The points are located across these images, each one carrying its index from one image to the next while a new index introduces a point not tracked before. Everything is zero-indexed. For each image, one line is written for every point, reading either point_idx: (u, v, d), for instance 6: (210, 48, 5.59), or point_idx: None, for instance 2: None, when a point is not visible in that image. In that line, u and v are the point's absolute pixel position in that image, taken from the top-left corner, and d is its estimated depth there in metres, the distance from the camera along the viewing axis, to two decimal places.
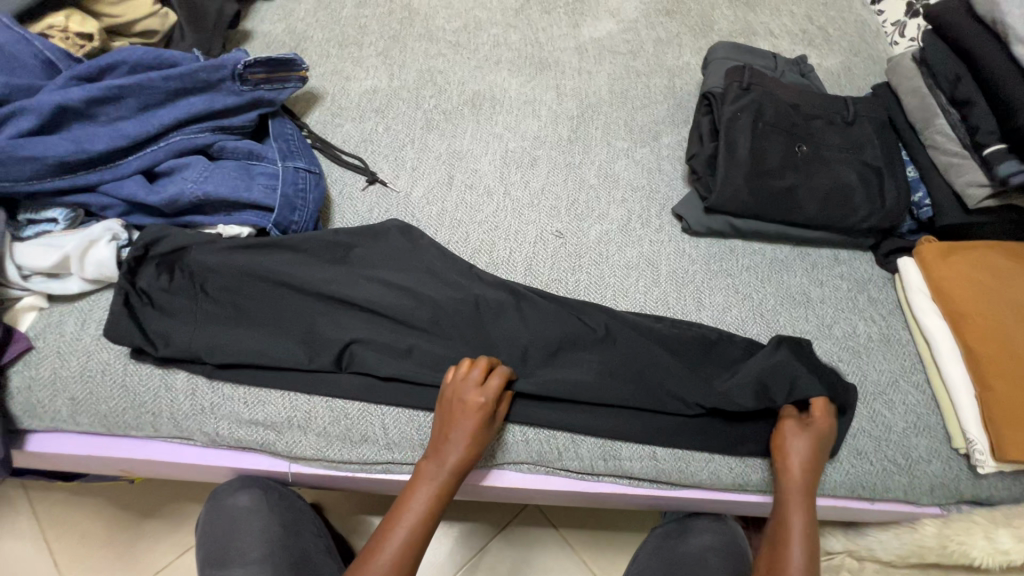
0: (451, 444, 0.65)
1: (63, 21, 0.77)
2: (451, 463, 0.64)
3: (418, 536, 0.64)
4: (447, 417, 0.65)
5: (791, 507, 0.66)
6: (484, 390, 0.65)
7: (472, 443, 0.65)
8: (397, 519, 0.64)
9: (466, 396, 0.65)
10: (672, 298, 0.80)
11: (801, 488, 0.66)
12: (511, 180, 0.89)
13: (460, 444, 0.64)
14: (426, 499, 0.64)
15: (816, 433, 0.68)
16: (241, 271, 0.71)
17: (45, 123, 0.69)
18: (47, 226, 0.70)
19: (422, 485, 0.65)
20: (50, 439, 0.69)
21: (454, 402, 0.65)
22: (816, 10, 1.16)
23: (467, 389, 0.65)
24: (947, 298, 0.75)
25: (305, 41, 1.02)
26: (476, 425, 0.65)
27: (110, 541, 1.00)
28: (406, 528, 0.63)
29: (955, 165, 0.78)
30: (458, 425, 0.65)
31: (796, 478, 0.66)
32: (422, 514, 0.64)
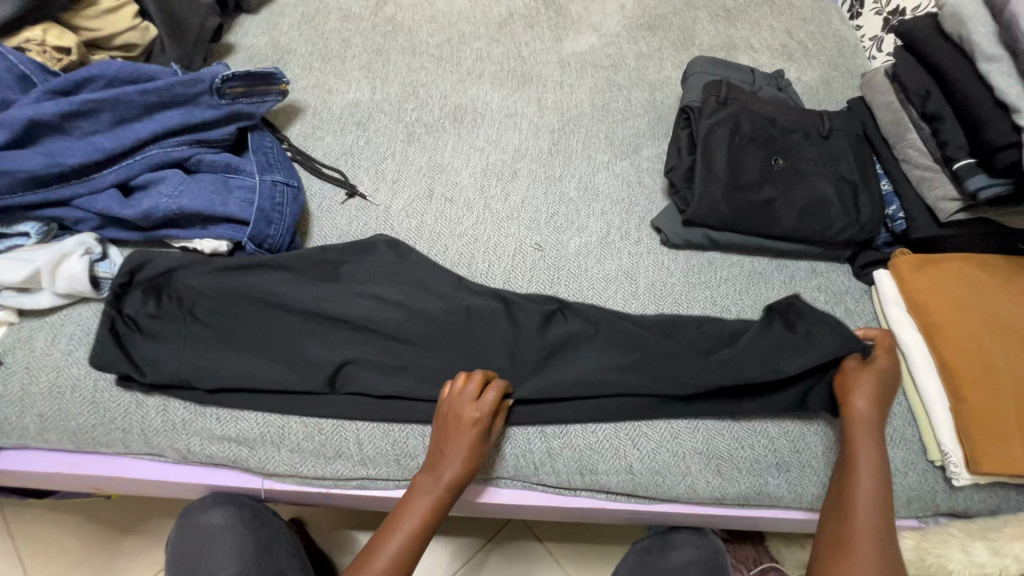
0: (446, 459, 0.64)
1: (40, 35, 0.76)
2: (446, 478, 0.64)
3: (410, 550, 0.63)
4: (443, 432, 0.65)
5: (862, 441, 0.66)
6: (483, 402, 0.65)
7: (466, 458, 0.64)
8: (390, 532, 0.63)
9: (465, 409, 0.65)
10: (651, 311, 0.80)
11: (870, 423, 0.67)
12: (491, 193, 0.89)
13: (456, 460, 0.64)
14: (423, 510, 0.64)
15: (878, 371, 0.70)
16: (226, 291, 0.70)
17: (19, 137, 0.69)
18: (18, 240, 0.70)
19: (420, 497, 0.64)
20: (17, 457, 0.68)
21: (449, 415, 0.65)
22: (795, 26, 1.18)
23: (467, 402, 0.65)
24: (921, 310, 0.76)
25: (288, 55, 1.03)
26: (472, 441, 0.64)
27: (85, 558, 0.98)
28: (397, 541, 0.63)
29: (927, 179, 0.79)
30: (454, 440, 0.64)
31: (865, 414, 0.67)
32: (415, 527, 0.63)
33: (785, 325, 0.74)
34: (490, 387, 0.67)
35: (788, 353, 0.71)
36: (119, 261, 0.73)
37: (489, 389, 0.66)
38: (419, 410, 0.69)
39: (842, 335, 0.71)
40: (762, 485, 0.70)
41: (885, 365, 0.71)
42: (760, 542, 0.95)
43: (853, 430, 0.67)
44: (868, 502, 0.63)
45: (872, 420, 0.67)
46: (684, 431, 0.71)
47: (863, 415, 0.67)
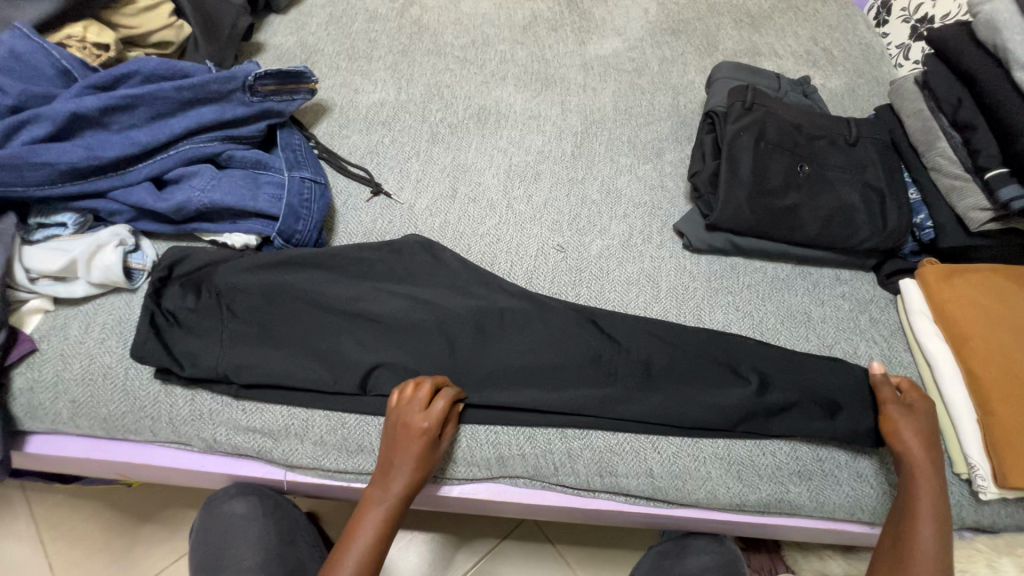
0: (396, 469, 0.64)
1: (81, 32, 0.78)
2: (397, 487, 0.64)
3: (369, 561, 0.63)
4: (392, 441, 0.65)
5: (920, 479, 0.65)
6: (432, 411, 0.64)
7: (418, 465, 0.64)
8: (347, 545, 0.63)
9: (413, 420, 0.64)
10: (672, 314, 0.80)
11: (927, 460, 0.66)
12: (514, 194, 0.90)
13: (407, 468, 0.64)
14: (378, 520, 0.64)
15: (924, 415, 0.69)
16: (264, 287, 0.72)
17: (59, 130, 0.70)
18: (56, 230, 0.72)
19: (374, 508, 0.64)
20: (49, 442, 0.70)
21: (398, 427, 0.64)
22: (820, 32, 1.17)
23: (413, 410, 0.64)
24: (948, 320, 0.75)
25: (316, 54, 1.04)
26: (421, 450, 0.64)
27: (105, 545, 1.00)
28: (356, 555, 0.63)
29: (957, 188, 0.78)
30: (404, 449, 0.64)
31: (918, 452, 0.66)
32: (373, 536, 0.64)
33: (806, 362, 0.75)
34: (439, 394, 0.66)
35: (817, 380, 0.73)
36: (151, 253, 0.75)
37: (439, 396, 0.66)
38: None
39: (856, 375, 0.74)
40: (784, 493, 0.70)
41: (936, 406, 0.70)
42: (776, 550, 0.94)
43: (909, 469, 0.66)
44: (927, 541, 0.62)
45: (928, 458, 0.66)
46: (705, 436, 0.71)
47: (919, 453, 0.66)
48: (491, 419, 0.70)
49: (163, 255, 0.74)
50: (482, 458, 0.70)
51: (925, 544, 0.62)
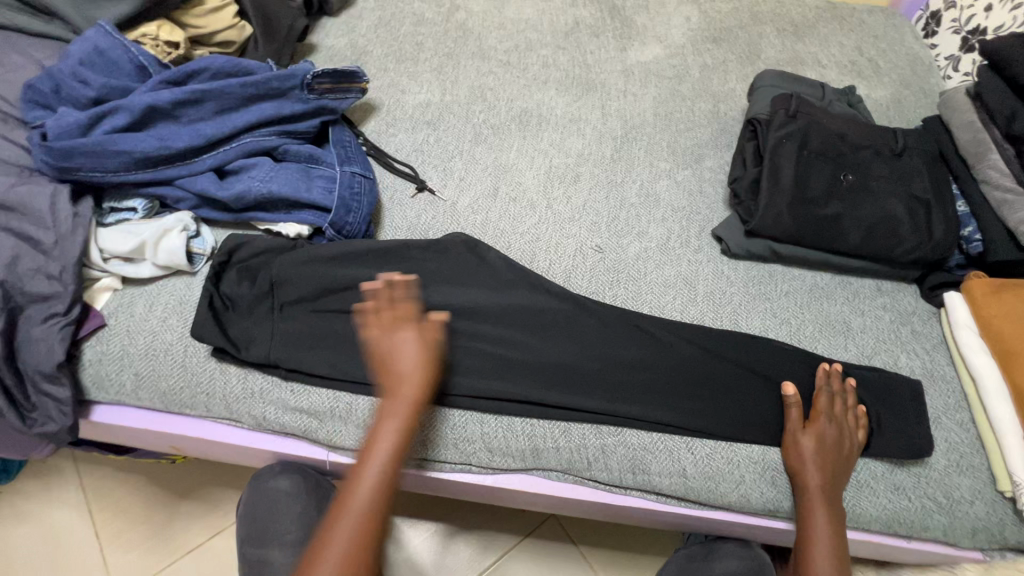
0: (398, 378, 0.65)
1: (155, 30, 0.84)
2: (405, 394, 0.65)
3: (389, 475, 0.63)
4: (379, 353, 0.67)
5: (818, 516, 0.66)
6: (394, 321, 0.68)
7: (421, 372, 0.66)
8: (365, 463, 0.63)
9: (399, 330, 0.68)
10: (709, 317, 0.80)
11: (823, 495, 0.66)
12: (553, 195, 0.92)
13: (410, 375, 0.66)
14: (395, 432, 0.64)
15: (827, 430, 0.69)
16: (318, 279, 0.75)
17: (135, 121, 0.75)
18: (127, 214, 0.77)
19: (387, 418, 0.64)
20: (112, 411, 0.74)
21: (382, 338, 0.67)
22: (866, 43, 1.17)
23: (394, 321, 0.68)
24: (996, 335, 0.74)
25: (365, 56, 1.09)
26: (416, 356, 0.66)
27: (148, 517, 1.05)
28: (379, 464, 0.63)
29: (1009, 202, 0.77)
30: (398, 360, 0.66)
31: (808, 463, 0.68)
32: (393, 448, 0.63)
33: (844, 375, 0.75)
34: (398, 304, 0.70)
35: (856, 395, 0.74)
36: (211, 240, 0.79)
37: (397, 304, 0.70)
38: (482, 400, 0.71)
39: (892, 385, 0.75)
40: None
41: (828, 426, 0.69)
42: None
43: (797, 475, 0.68)
44: (819, 542, 0.65)
45: (815, 465, 0.67)
46: (740, 440, 0.71)
47: (809, 461, 0.68)
48: (527, 412, 0.71)
49: (223, 242, 0.78)
50: (519, 450, 0.71)
51: (822, 552, 0.65)
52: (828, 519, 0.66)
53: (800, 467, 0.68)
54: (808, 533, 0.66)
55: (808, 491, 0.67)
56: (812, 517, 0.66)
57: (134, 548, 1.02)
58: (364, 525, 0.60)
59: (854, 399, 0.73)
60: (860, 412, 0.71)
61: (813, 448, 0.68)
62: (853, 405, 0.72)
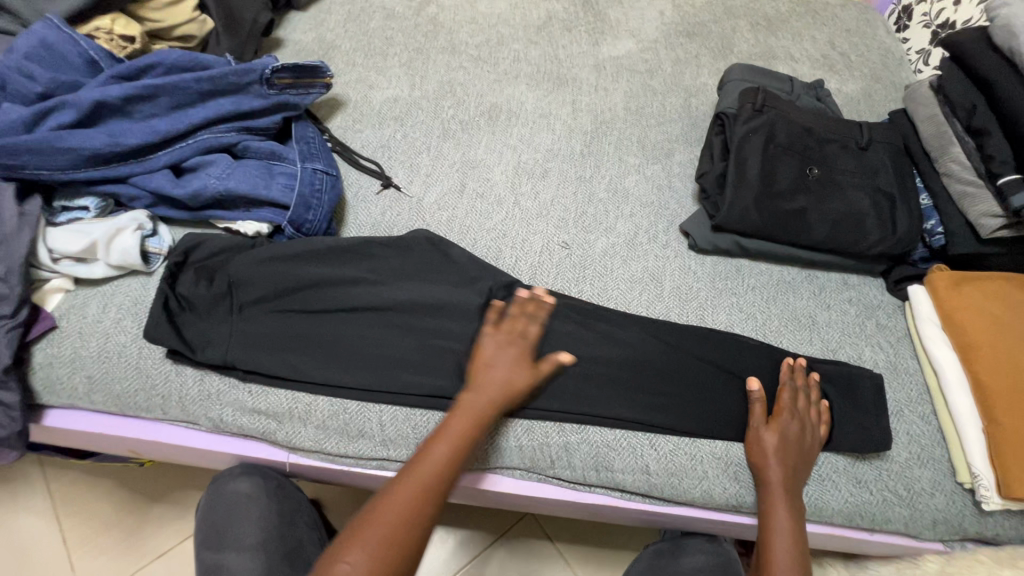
0: (490, 370, 0.67)
1: (109, 24, 0.82)
2: (490, 381, 0.67)
3: (455, 459, 0.62)
4: (487, 354, 0.69)
5: (779, 511, 0.66)
6: (512, 334, 0.70)
7: (517, 365, 0.68)
8: (432, 447, 0.62)
9: (511, 343, 0.70)
10: (675, 313, 0.80)
11: (784, 489, 0.66)
12: (522, 190, 0.91)
13: (500, 367, 0.68)
14: (469, 415, 0.65)
15: (788, 425, 0.69)
16: (277, 278, 0.74)
17: (85, 117, 0.73)
18: (78, 213, 0.75)
19: (478, 406, 0.65)
20: (65, 415, 0.72)
21: (501, 342, 0.70)
22: (837, 37, 1.17)
23: (510, 335, 0.70)
24: (957, 328, 0.74)
25: (333, 50, 1.07)
26: (519, 353, 0.69)
27: (115, 521, 1.03)
28: (445, 448, 0.62)
29: (969, 195, 0.76)
30: (502, 355, 0.69)
31: (770, 459, 0.68)
32: (462, 432, 0.64)
33: (808, 369, 0.75)
34: (522, 318, 0.72)
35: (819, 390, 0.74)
36: (168, 239, 0.77)
37: (525, 322, 0.71)
38: (444, 400, 0.71)
39: (855, 378, 0.75)
40: None
41: (791, 421, 0.69)
42: None
43: (760, 471, 0.68)
44: (780, 537, 0.65)
45: (777, 461, 0.67)
46: (703, 436, 0.71)
47: (771, 456, 0.68)
48: None
49: (179, 242, 0.76)
50: (482, 450, 0.70)
51: (783, 547, 0.65)
52: (789, 515, 0.66)
53: (762, 463, 0.68)
54: (769, 530, 0.65)
55: (770, 487, 0.67)
56: (774, 513, 0.66)
57: (100, 553, 1.00)
58: (408, 510, 0.57)
59: (817, 394, 0.73)
60: (823, 407, 0.72)
61: (775, 443, 0.68)
62: (816, 400, 0.72)
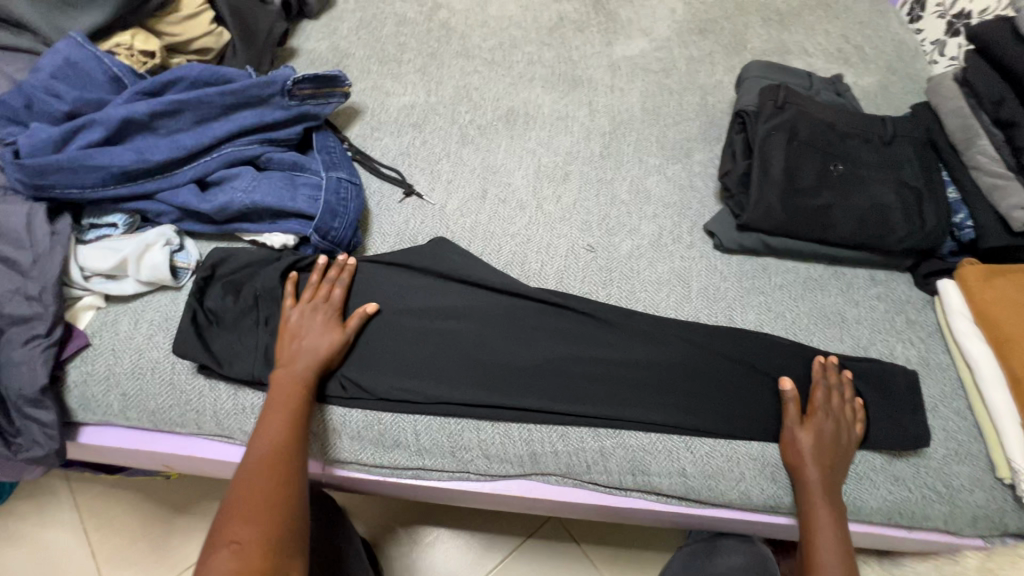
0: (304, 343, 0.69)
1: (129, 40, 0.82)
2: (301, 354, 0.68)
3: (291, 428, 0.63)
4: (302, 328, 0.70)
5: (820, 513, 0.65)
6: (315, 300, 0.72)
7: (325, 335, 0.70)
8: (265, 426, 0.63)
9: (316, 310, 0.71)
10: (703, 314, 0.80)
11: (823, 491, 0.66)
12: (543, 194, 0.90)
13: (315, 339, 0.69)
14: (291, 388, 0.66)
15: (824, 426, 0.69)
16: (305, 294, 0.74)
17: (112, 134, 0.74)
18: (107, 230, 0.74)
19: (291, 377, 0.67)
20: (100, 433, 0.73)
21: (300, 315, 0.70)
22: (851, 30, 1.16)
23: (319, 302, 0.72)
24: (990, 322, 0.74)
25: (347, 58, 1.07)
26: (321, 321, 0.70)
27: (144, 534, 1.03)
28: (280, 422, 0.63)
29: (1000, 187, 0.76)
30: (314, 328, 0.70)
31: (806, 461, 0.67)
32: (286, 403, 0.65)
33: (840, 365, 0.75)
34: (326, 285, 0.73)
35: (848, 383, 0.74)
36: (195, 253, 0.77)
37: (331, 286, 0.73)
38: (477, 407, 0.71)
39: (889, 375, 0.74)
40: None
41: (824, 419, 0.69)
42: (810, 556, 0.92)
43: (798, 473, 0.67)
44: (823, 539, 0.64)
45: (815, 462, 0.67)
46: (738, 438, 0.71)
47: (808, 458, 0.67)
48: (522, 417, 0.71)
49: (206, 257, 0.76)
50: (518, 456, 0.70)
51: (828, 550, 0.64)
52: (830, 515, 0.65)
53: (799, 465, 0.68)
54: (811, 532, 0.65)
55: (809, 489, 0.66)
56: (814, 515, 0.65)
57: (131, 566, 1.01)
58: (258, 480, 0.58)
59: (851, 392, 0.72)
60: (857, 405, 0.71)
61: (811, 445, 0.68)
62: (850, 398, 0.72)
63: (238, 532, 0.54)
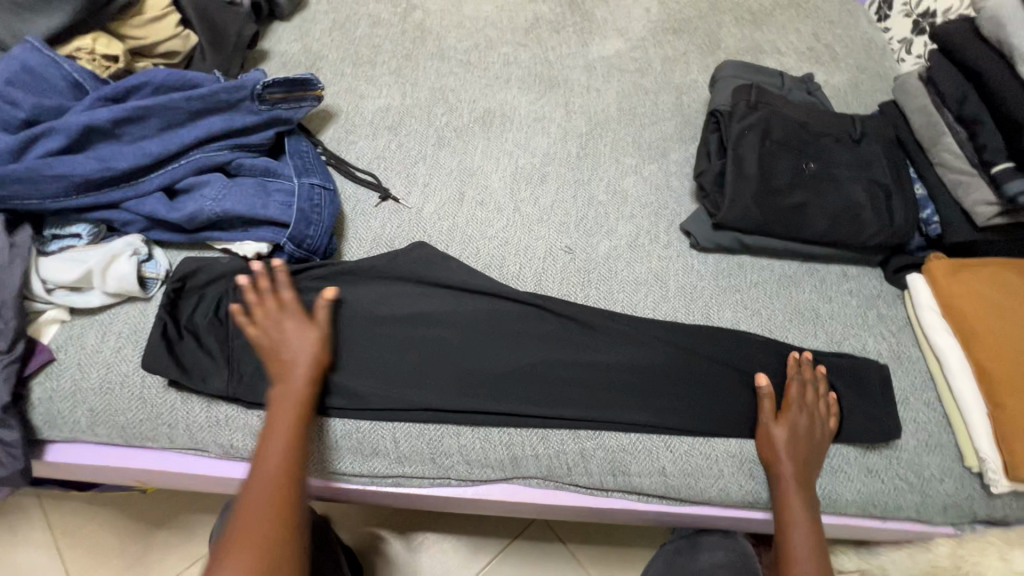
0: (291, 355, 0.67)
1: (90, 43, 0.80)
2: (300, 367, 0.67)
3: (291, 446, 0.63)
4: (280, 338, 0.68)
5: (794, 507, 0.67)
6: (266, 314, 0.68)
7: (309, 346, 0.68)
8: (267, 444, 0.63)
9: (268, 325, 0.68)
10: (681, 313, 0.80)
11: (797, 484, 0.67)
12: (521, 196, 0.90)
13: (302, 351, 0.67)
14: (292, 406, 0.65)
15: (799, 421, 0.70)
16: None
17: (73, 142, 0.71)
18: (71, 241, 0.73)
19: (282, 394, 0.65)
20: (68, 450, 0.71)
21: (274, 324, 0.68)
22: (822, 29, 1.18)
23: (275, 311, 0.69)
24: (957, 315, 0.75)
25: (320, 61, 1.05)
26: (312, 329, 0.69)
27: (121, 550, 1.01)
28: (284, 440, 0.63)
29: (964, 183, 0.78)
30: (297, 335, 0.68)
31: (780, 455, 0.68)
32: (288, 422, 0.64)
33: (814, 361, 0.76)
34: (275, 291, 0.70)
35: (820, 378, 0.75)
36: (165, 262, 0.76)
37: (283, 292, 0.70)
38: (457, 413, 0.70)
39: (861, 370, 0.76)
40: None
41: (798, 415, 0.70)
42: None
43: (773, 467, 0.69)
44: (796, 532, 0.66)
45: (790, 457, 0.68)
46: (717, 436, 0.72)
47: (782, 452, 0.68)
48: (503, 422, 0.70)
49: (176, 268, 0.75)
50: (499, 460, 0.70)
51: (800, 542, 0.66)
52: (804, 510, 0.67)
53: (774, 459, 0.69)
54: (786, 528, 0.66)
55: (783, 483, 0.68)
56: (789, 510, 0.67)
57: None
58: (271, 500, 0.59)
59: (824, 386, 0.74)
60: (830, 400, 0.73)
61: (786, 438, 0.69)
62: (824, 393, 0.73)
63: (239, 555, 0.56)
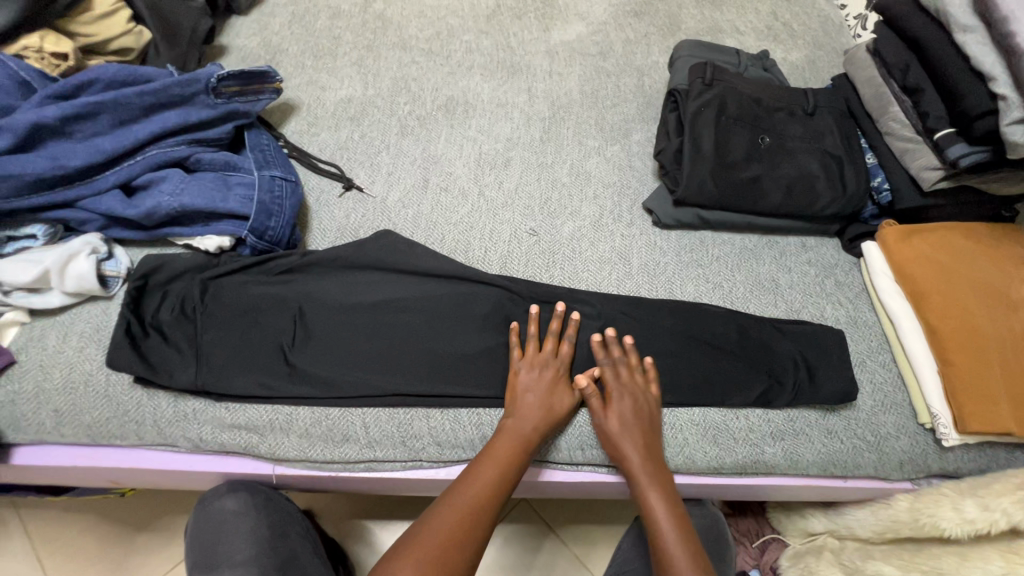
0: (528, 398, 0.69)
1: (38, 41, 0.77)
2: (532, 406, 0.69)
3: (505, 479, 0.64)
4: (521, 382, 0.70)
5: (647, 492, 0.67)
6: (542, 358, 0.72)
7: (542, 386, 0.70)
8: (478, 474, 0.64)
9: (545, 368, 0.72)
10: (645, 289, 0.82)
11: (637, 470, 0.68)
12: (485, 181, 0.91)
13: (535, 393, 0.70)
14: (512, 439, 0.67)
15: (621, 403, 0.70)
16: (246, 296, 0.73)
17: (22, 141, 0.70)
18: (27, 242, 0.72)
19: (527, 426, 0.67)
20: (35, 452, 0.70)
21: (533, 369, 0.71)
22: (780, 7, 1.19)
23: (548, 357, 0.72)
24: (908, 278, 0.78)
25: (280, 54, 1.04)
26: (544, 376, 0.71)
27: (101, 555, 1.00)
28: (491, 471, 0.64)
29: (910, 150, 0.80)
30: (518, 381, 0.71)
31: (622, 447, 0.68)
32: (511, 453, 0.66)
33: (775, 328, 0.78)
34: (553, 338, 0.74)
35: (782, 346, 0.77)
36: (125, 260, 0.75)
37: (558, 341, 0.74)
38: (426, 396, 0.71)
39: (818, 335, 0.78)
40: (756, 454, 0.72)
41: (619, 395, 0.70)
42: (762, 514, 0.98)
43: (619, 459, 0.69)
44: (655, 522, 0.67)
45: (629, 445, 0.68)
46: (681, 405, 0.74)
47: (622, 443, 0.68)
48: (472, 402, 0.72)
49: (138, 264, 0.74)
50: (470, 441, 0.71)
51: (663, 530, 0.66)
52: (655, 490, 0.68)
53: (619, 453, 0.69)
54: (647, 512, 0.67)
55: (631, 473, 0.68)
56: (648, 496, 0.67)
57: None
58: (433, 545, 0.58)
59: (637, 359, 0.74)
60: (647, 370, 0.73)
61: (615, 426, 0.69)
62: (637, 365, 0.73)
63: None
